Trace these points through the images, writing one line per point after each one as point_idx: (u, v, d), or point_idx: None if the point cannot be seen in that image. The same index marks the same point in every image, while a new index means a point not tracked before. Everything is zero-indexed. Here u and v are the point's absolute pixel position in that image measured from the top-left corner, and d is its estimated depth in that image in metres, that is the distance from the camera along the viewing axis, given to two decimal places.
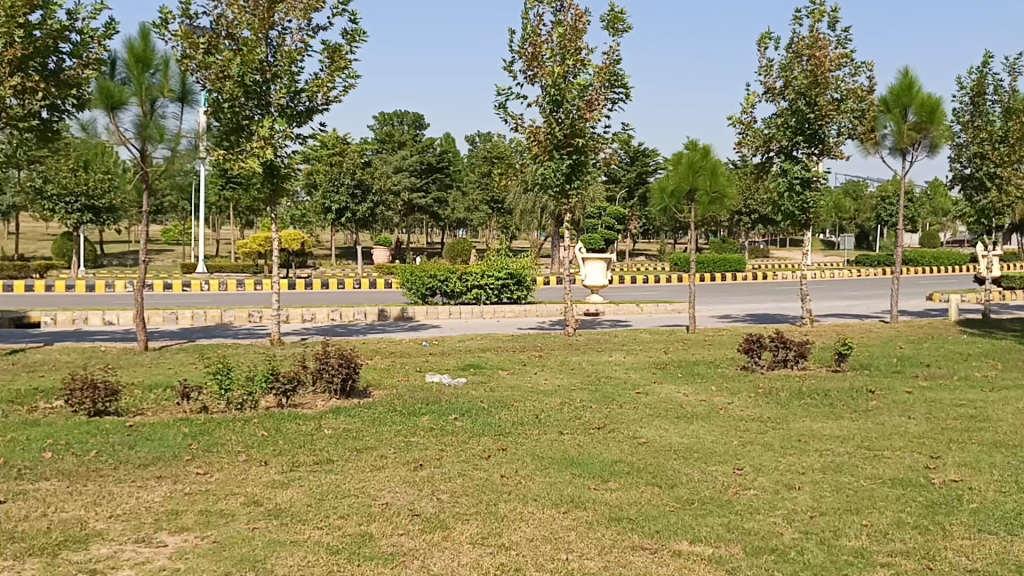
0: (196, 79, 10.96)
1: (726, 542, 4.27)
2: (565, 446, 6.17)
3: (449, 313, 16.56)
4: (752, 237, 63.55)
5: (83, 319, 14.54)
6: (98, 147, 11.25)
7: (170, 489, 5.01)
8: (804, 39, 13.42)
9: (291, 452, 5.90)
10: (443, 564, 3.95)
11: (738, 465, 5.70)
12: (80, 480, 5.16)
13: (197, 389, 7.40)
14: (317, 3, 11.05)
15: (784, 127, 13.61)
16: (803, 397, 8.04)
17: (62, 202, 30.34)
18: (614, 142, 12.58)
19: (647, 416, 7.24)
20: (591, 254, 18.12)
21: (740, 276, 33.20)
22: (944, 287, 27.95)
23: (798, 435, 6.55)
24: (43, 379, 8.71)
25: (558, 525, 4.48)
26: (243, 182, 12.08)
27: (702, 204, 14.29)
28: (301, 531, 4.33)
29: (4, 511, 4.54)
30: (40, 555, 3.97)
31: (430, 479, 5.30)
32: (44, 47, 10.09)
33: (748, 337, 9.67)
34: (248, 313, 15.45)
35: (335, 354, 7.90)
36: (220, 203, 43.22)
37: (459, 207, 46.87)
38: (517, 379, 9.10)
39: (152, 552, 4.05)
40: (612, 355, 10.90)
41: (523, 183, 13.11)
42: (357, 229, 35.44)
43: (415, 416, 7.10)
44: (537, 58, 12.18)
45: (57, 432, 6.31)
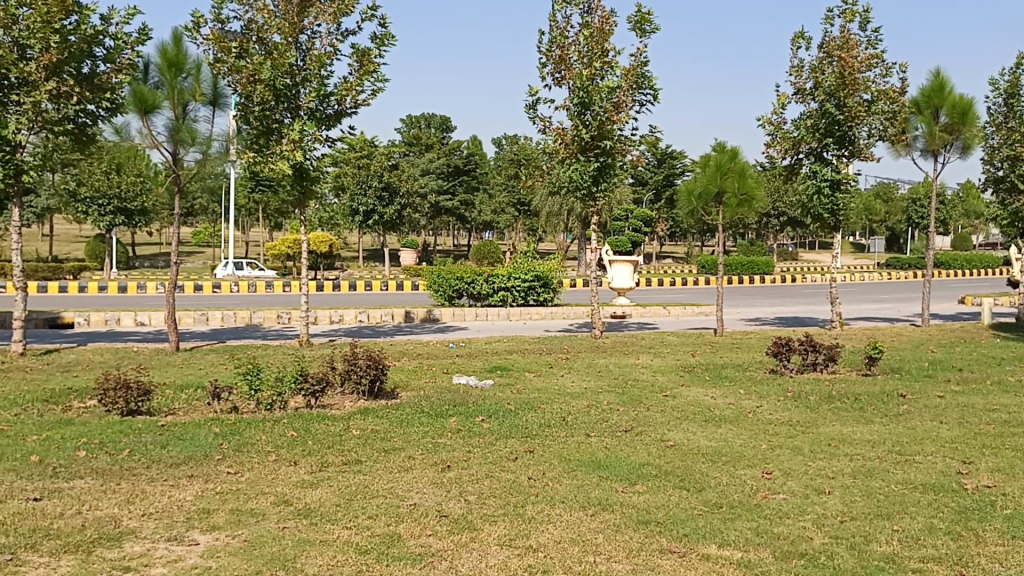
0: (227, 83, 11.07)
1: (755, 546, 4.25)
2: (592, 448, 6.16)
3: (476, 315, 16.62)
4: (781, 241, 62.98)
5: (116, 319, 14.78)
6: (131, 150, 11.42)
7: (202, 488, 5.07)
8: (834, 40, 13.33)
9: (320, 452, 5.95)
10: (471, 564, 3.98)
11: (767, 468, 5.67)
12: (113, 479, 5.23)
13: (228, 390, 7.51)
14: (346, 8, 11.14)
15: (813, 129, 13.51)
16: (833, 401, 7.97)
17: (95, 205, 30.78)
18: (642, 144, 12.56)
19: (674, 419, 7.22)
20: (618, 256, 18.09)
21: (768, 279, 32.94)
22: (977, 288, 30.06)
23: (828, 440, 6.48)
24: (78, 379, 8.87)
25: (586, 527, 4.48)
26: (272, 185, 12.18)
27: (730, 206, 14.22)
28: (331, 531, 4.36)
29: (40, 509, 4.61)
30: (75, 552, 4.03)
31: (458, 480, 5.33)
32: (79, 51, 10.23)
33: (776, 340, 9.62)
34: (278, 314, 15.56)
35: (364, 355, 7.95)
36: (249, 205, 43.62)
37: (486, 210, 46.95)
38: (544, 381, 9.10)
39: (184, 550, 4.10)
40: (639, 358, 10.88)
41: (551, 185, 13.10)
42: (384, 232, 35.60)
43: (443, 417, 7.15)
44: (564, 61, 12.23)
45: (90, 431, 6.41)
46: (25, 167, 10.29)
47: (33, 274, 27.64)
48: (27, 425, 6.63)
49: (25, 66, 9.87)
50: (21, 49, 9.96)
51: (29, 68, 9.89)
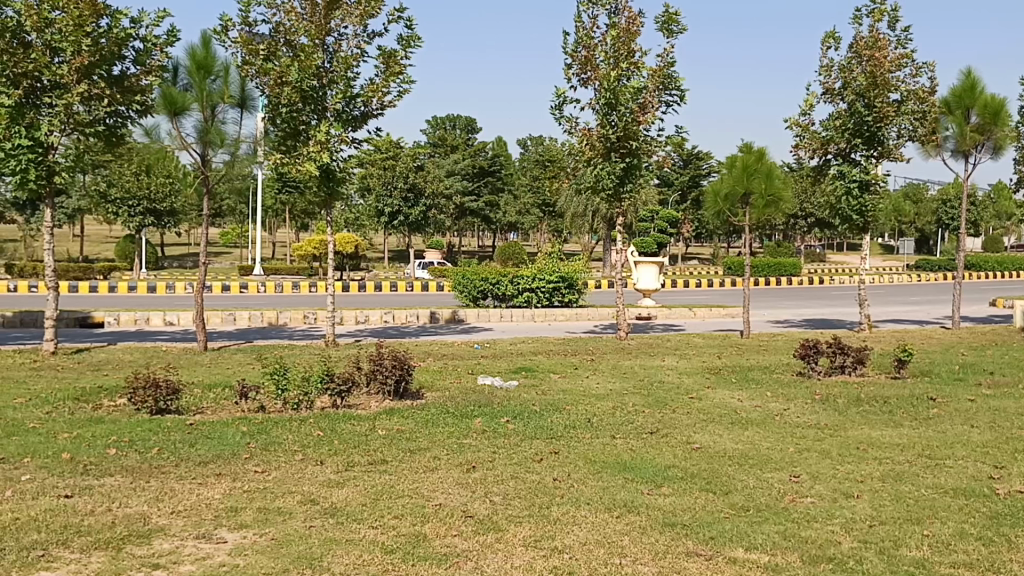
0: (255, 85, 11.14)
1: (783, 550, 4.22)
2: (618, 449, 6.15)
3: (500, 316, 16.62)
4: (808, 242, 62.45)
5: (145, 319, 14.94)
6: (161, 151, 11.54)
7: (230, 487, 5.12)
8: (864, 40, 13.19)
9: (346, 451, 5.98)
10: (496, 566, 3.97)
11: (795, 472, 5.62)
12: (143, 476, 5.30)
13: (256, 389, 7.56)
14: (373, 10, 11.19)
15: (843, 129, 13.38)
16: (862, 404, 7.88)
17: (125, 206, 31.15)
18: (668, 145, 12.51)
19: (700, 421, 7.19)
20: (644, 257, 18.03)
21: (795, 281, 32.66)
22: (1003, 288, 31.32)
23: (856, 444, 6.41)
24: (108, 377, 9.00)
25: (611, 529, 4.47)
26: (299, 186, 12.26)
27: (757, 208, 14.12)
28: (356, 530, 4.38)
29: (72, 506, 4.67)
30: (105, 548, 4.08)
31: (483, 481, 5.33)
32: (110, 54, 10.35)
33: (804, 343, 9.53)
34: (304, 314, 15.66)
35: (390, 356, 7.98)
36: (276, 206, 43.99)
37: (511, 211, 46.97)
38: (569, 383, 9.08)
39: (212, 548, 4.14)
40: (665, 359, 10.83)
41: (576, 186, 13.08)
42: (410, 233, 35.66)
43: (468, 418, 7.15)
44: (590, 61, 12.20)
45: (120, 429, 6.47)
46: (57, 169, 10.42)
47: (65, 274, 28.05)
48: (60, 423, 6.73)
49: (57, 69, 10.02)
50: (53, 52, 10.11)
51: (61, 71, 10.04)
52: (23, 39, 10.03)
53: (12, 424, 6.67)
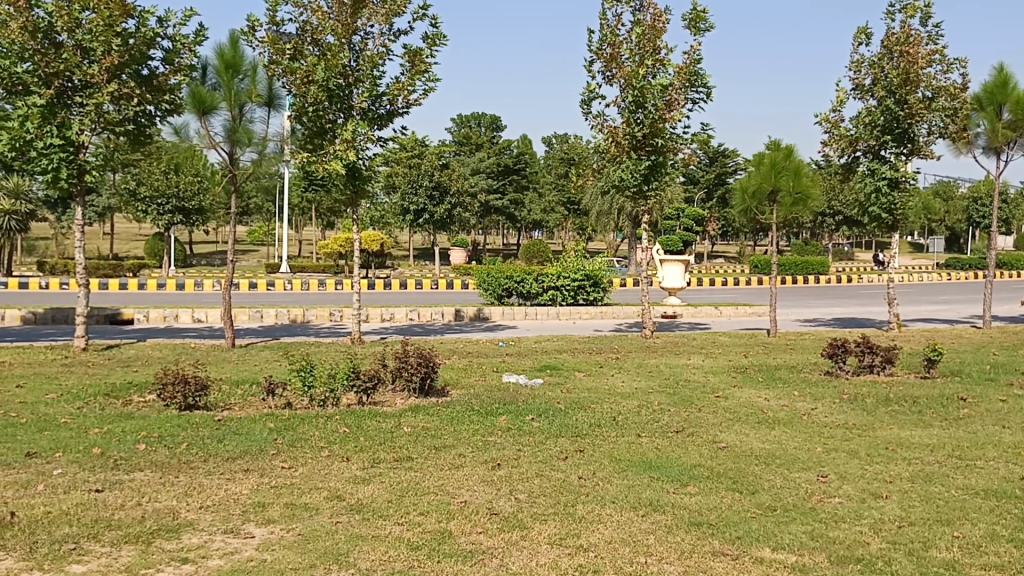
0: (282, 84, 11.22)
1: (810, 550, 4.19)
2: (643, 448, 6.13)
3: (525, 314, 16.59)
4: (837, 240, 61.99)
5: (174, 316, 15.11)
6: (189, 150, 11.65)
7: (257, 482, 5.16)
8: (895, 36, 13.04)
9: (372, 448, 6.01)
10: (521, 564, 3.97)
11: (822, 472, 5.57)
12: (171, 472, 5.35)
13: (282, 386, 7.61)
14: (398, 8, 11.22)
15: (872, 127, 13.23)
16: (890, 403, 7.80)
17: (154, 204, 31.48)
18: (693, 143, 12.42)
19: (727, 420, 7.14)
20: (669, 255, 17.93)
21: (823, 279, 32.43)
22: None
23: (885, 444, 6.35)
24: (137, 374, 9.11)
25: (637, 528, 4.45)
26: (325, 185, 12.33)
27: (785, 206, 14.00)
28: (383, 527, 4.41)
29: (102, 500, 4.74)
30: (135, 543, 4.14)
31: (508, 479, 5.33)
32: (139, 53, 10.46)
33: (832, 342, 9.45)
34: (329, 312, 15.76)
35: (414, 354, 8.00)
36: (303, 204, 44.38)
37: (535, 209, 47.00)
38: (594, 381, 9.06)
39: (240, 543, 4.17)
40: (690, 358, 10.78)
41: (601, 183, 13.05)
42: (434, 231, 35.75)
43: (493, 416, 7.15)
44: (615, 59, 12.16)
45: (149, 425, 6.54)
46: (88, 167, 10.55)
47: (95, 272, 28.44)
48: (90, 418, 6.83)
49: (88, 68, 10.15)
50: (84, 53, 10.23)
51: (92, 71, 10.17)
52: (54, 39, 10.14)
53: (44, 419, 6.76)
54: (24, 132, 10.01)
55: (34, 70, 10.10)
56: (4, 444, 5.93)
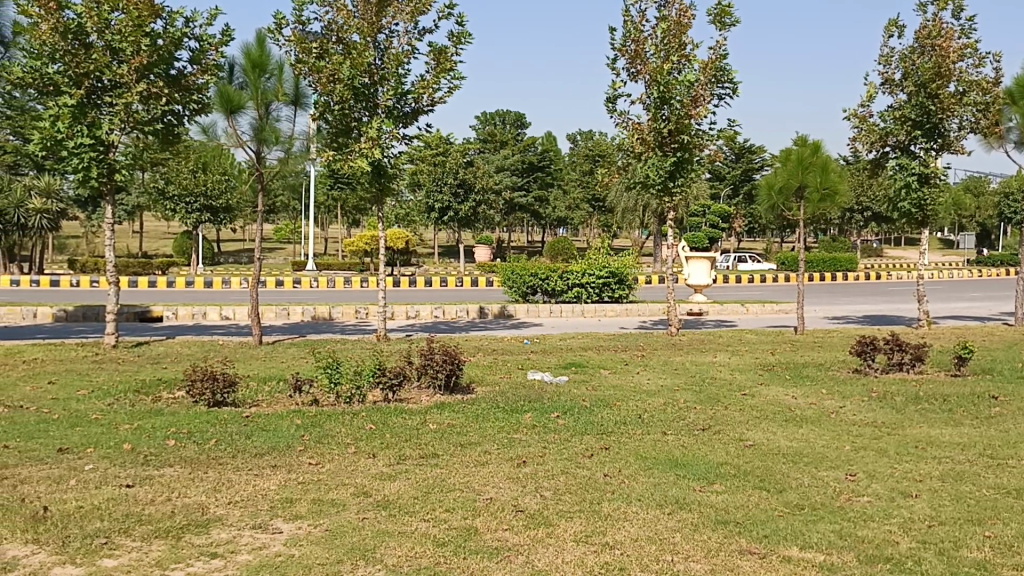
0: (307, 83, 11.30)
1: (839, 549, 4.16)
2: (669, 446, 6.10)
3: (550, 312, 16.53)
4: (865, 236, 61.46)
5: (202, 313, 15.25)
6: (217, 149, 11.75)
7: (285, 478, 5.20)
8: (926, 29, 12.88)
9: (398, 445, 6.04)
10: (547, 561, 3.97)
11: (851, 470, 5.52)
12: (200, 467, 5.41)
13: (309, 382, 7.68)
14: (424, 6, 11.26)
15: (903, 121, 13.06)
16: (920, 402, 7.72)
17: (182, 202, 31.79)
18: (719, 139, 12.35)
19: (753, 419, 7.08)
20: (695, 252, 17.81)
21: (851, 276, 32.12)
22: None
23: (915, 442, 6.28)
24: (167, 370, 9.21)
25: (663, 526, 4.44)
26: (350, 184, 12.39)
27: (813, 202, 13.88)
28: (409, 523, 4.43)
29: (133, 495, 4.80)
30: (165, 538, 4.18)
31: (533, 476, 5.34)
32: (167, 53, 10.58)
33: (860, 339, 9.36)
34: (355, 309, 15.84)
35: (440, 350, 8.02)
36: (329, 203, 44.61)
37: (560, 206, 46.99)
38: (619, 379, 9.04)
39: (268, 538, 4.21)
40: (717, 356, 10.73)
41: (626, 180, 13.00)
42: (459, 228, 35.82)
43: (518, 413, 7.15)
44: (640, 55, 12.13)
45: (178, 422, 6.61)
46: (117, 167, 10.67)
47: (125, 270, 28.83)
48: (120, 414, 6.93)
49: (117, 69, 10.25)
50: (113, 53, 10.34)
51: (121, 71, 10.27)
52: (84, 40, 10.26)
53: (76, 415, 6.86)
54: (55, 132, 10.14)
55: (64, 71, 10.24)
56: (37, 440, 6.02)
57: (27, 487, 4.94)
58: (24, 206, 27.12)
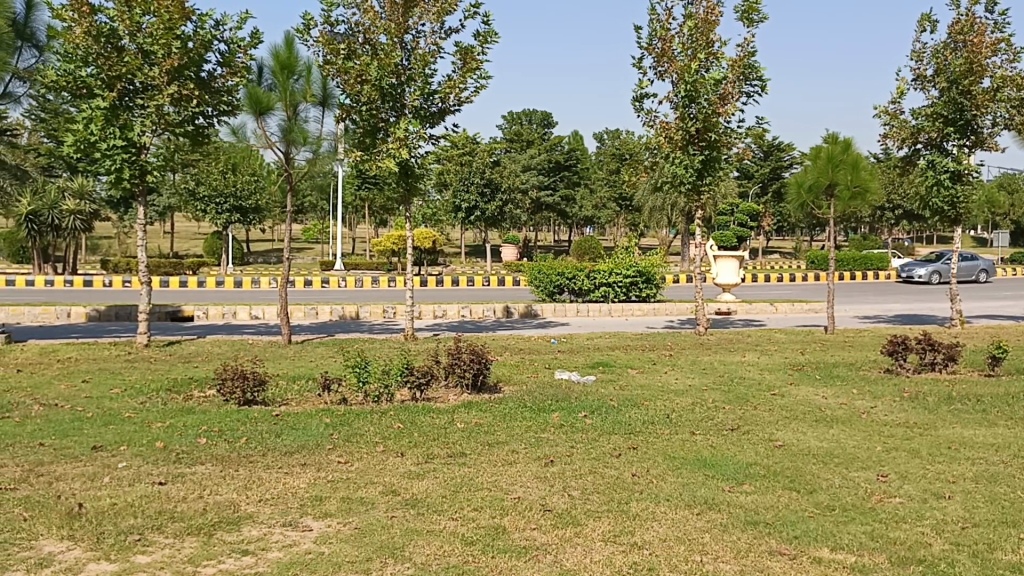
0: (335, 84, 11.37)
1: (870, 551, 4.12)
2: (697, 446, 6.08)
3: (577, 311, 16.51)
4: (895, 236, 60.79)
5: (232, 313, 15.39)
6: (246, 149, 11.86)
7: (315, 476, 5.24)
8: (959, 24, 12.72)
9: (426, 444, 6.07)
10: (576, 560, 3.97)
11: (882, 471, 5.47)
12: (232, 465, 5.46)
13: (337, 381, 7.72)
14: (450, 6, 11.29)
15: (935, 118, 12.93)
16: (953, 402, 7.62)
17: (212, 203, 32.09)
18: (748, 137, 12.27)
19: (782, 419, 7.03)
20: (723, 251, 17.66)
21: (882, 276, 31.76)
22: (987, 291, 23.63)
23: (947, 443, 6.21)
24: (198, 369, 9.30)
25: (692, 526, 4.42)
26: (377, 184, 12.46)
27: (843, 199, 13.73)
28: (437, 521, 4.44)
29: (165, 493, 4.86)
30: (197, 535, 4.23)
31: (561, 475, 5.33)
32: (197, 56, 10.69)
33: (892, 339, 9.26)
34: (383, 308, 15.91)
35: (467, 349, 8.04)
36: (356, 203, 44.83)
37: (586, 205, 46.92)
38: (647, 378, 9.01)
39: (298, 535, 4.25)
40: (745, 355, 10.66)
41: (653, 179, 12.95)
42: (486, 228, 35.86)
43: (545, 412, 7.15)
44: (667, 53, 12.08)
45: (210, 420, 6.69)
46: (149, 168, 10.81)
47: (157, 271, 29.17)
48: (152, 413, 7.00)
49: (148, 71, 10.37)
50: (145, 56, 10.47)
51: (152, 74, 10.39)
52: (116, 43, 10.39)
53: (109, 414, 6.95)
54: (88, 134, 10.29)
55: (98, 74, 10.40)
56: (72, 438, 6.11)
57: (61, 484, 5.01)
58: (58, 207, 27.44)
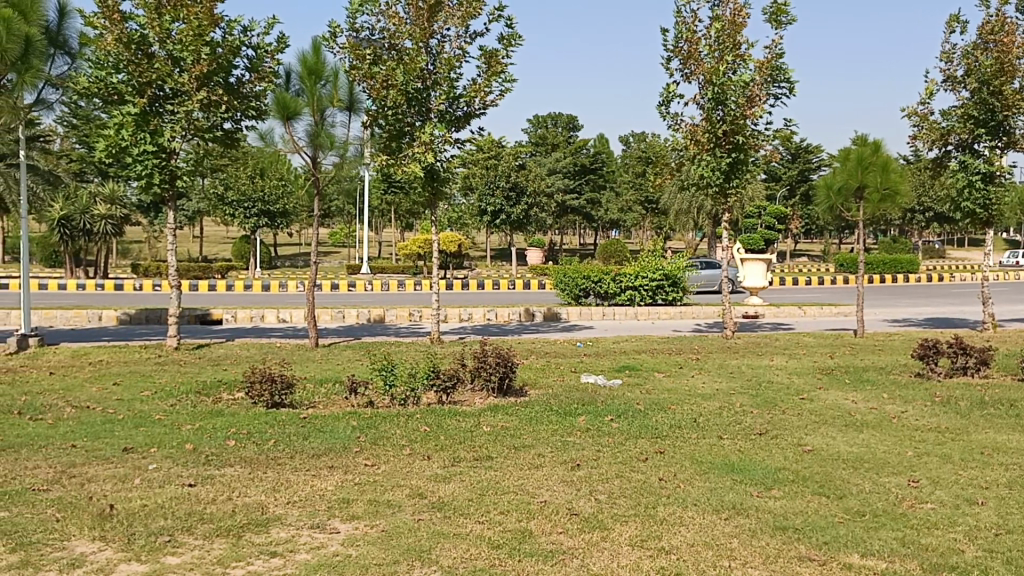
0: (362, 89, 11.41)
1: (901, 557, 4.07)
2: (725, 450, 6.05)
3: (603, 314, 16.51)
4: (926, 238, 59.95)
5: (260, 316, 15.52)
6: (274, 154, 11.96)
7: (342, 478, 5.27)
8: (990, 24, 12.56)
9: (452, 447, 6.08)
10: (603, 564, 3.96)
11: (914, 476, 5.40)
12: (260, 467, 5.51)
13: (364, 385, 7.73)
14: (475, 10, 11.31)
15: (965, 119, 12.75)
16: (986, 407, 7.50)
17: (241, 208, 32.37)
18: (776, 139, 12.19)
19: (812, 423, 6.96)
20: (751, 253, 17.50)
21: (914, 278, 31.35)
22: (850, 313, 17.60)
23: (980, 448, 6.11)
24: (226, 372, 9.39)
25: (720, 531, 4.39)
26: (404, 188, 12.52)
27: (872, 202, 13.59)
28: (463, 524, 4.45)
29: (195, 494, 4.91)
30: (226, 536, 4.27)
31: (588, 479, 5.32)
32: (226, 62, 10.78)
33: (922, 342, 9.12)
34: (409, 312, 15.97)
35: (493, 353, 8.04)
36: (383, 206, 45.00)
37: (613, 208, 46.71)
38: (674, 382, 8.97)
39: (326, 538, 4.27)
40: (773, 359, 10.56)
41: (679, 182, 12.88)
42: (511, 231, 35.87)
43: (572, 416, 7.14)
44: (694, 55, 12.02)
45: (238, 422, 6.76)
46: (179, 173, 10.92)
47: (186, 274, 29.46)
48: (182, 415, 7.08)
49: (178, 77, 10.49)
50: (174, 62, 10.59)
51: (182, 79, 10.51)
52: (147, 50, 10.53)
53: (140, 416, 7.05)
54: (120, 139, 10.44)
55: (129, 80, 10.53)
56: (104, 440, 6.19)
57: (93, 486, 5.08)
58: (90, 212, 27.75)
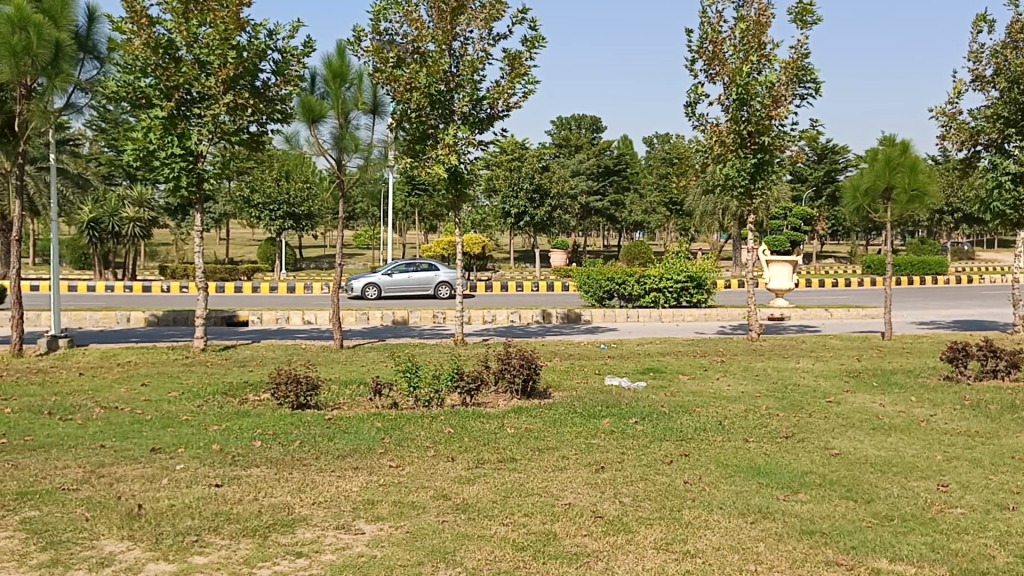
0: (386, 92, 11.40)
1: (931, 563, 4.01)
2: (751, 453, 6.00)
3: (627, 316, 16.46)
4: (955, 238, 59.09)
5: (285, 318, 15.61)
6: (299, 157, 12.04)
7: (367, 480, 5.29)
8: (1018, 23, 12.41)
9: (476, 449, 6.08)
10: (627, 567, 3.94)
11: (943, 481, 5.33)
12: (286, 468, 5.55)
13: (388, 386, 7.74)
14: (498, 13, 11.32)
15: (995, 119, 12.60)
16: (1017, 411, 7.38)
17: (266, 210, 32.53)
18: (802, 139, 12.08)
19: (839, 427, 6.89)
20: (777, 255, 17.38)
21: (943, 279, 30.95)
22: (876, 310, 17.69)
23: (1011, 452, 6.02)
24: (253, 373, 9.47)
25: (746, 535, 4.36)
26: (427, 190, 12.56)
27: (899, 204, 13.46)
28: (488, 526, 4.45)
29: (222, 495, 4.94)
30: (252, 537, 4.29)
31: (612, 481, 5.31)
32: (252, 65, 10.88)
33: (952, 345, 8.99)
34: (433, 313, 16.03)
35: (517, 355, 8.04)
36: (407, 208, 45.10)
37: (637, 209, 46.49)
38: (699, 384, 8.91)
39: (351, 539, 4.28)
40: (800, 362, 10.48)
41: (704, 183, 12.81)
42: (535, 233, 35.84)
43: (596, 418, 7.12)
44: (718, 56, 11.97)
45: (263, 423, 6.80)
46: (206, 176, 11.01)
47: (212, 275, 29.71)
48: (209, 416, 7.13)
49: (205, 81, 10.59)
50: (201, 66, 10.69)
51: (209, 83, 10.61)
52: (174, 54, 10.65)
53: (167, 416, 7.12)
54: (147, 142, 10.57)
55: (156, 84, 10.63)
56: (131, 440, 6.25)
57: (121, 485, 5.13)
58: (118, 215, 27.95)
